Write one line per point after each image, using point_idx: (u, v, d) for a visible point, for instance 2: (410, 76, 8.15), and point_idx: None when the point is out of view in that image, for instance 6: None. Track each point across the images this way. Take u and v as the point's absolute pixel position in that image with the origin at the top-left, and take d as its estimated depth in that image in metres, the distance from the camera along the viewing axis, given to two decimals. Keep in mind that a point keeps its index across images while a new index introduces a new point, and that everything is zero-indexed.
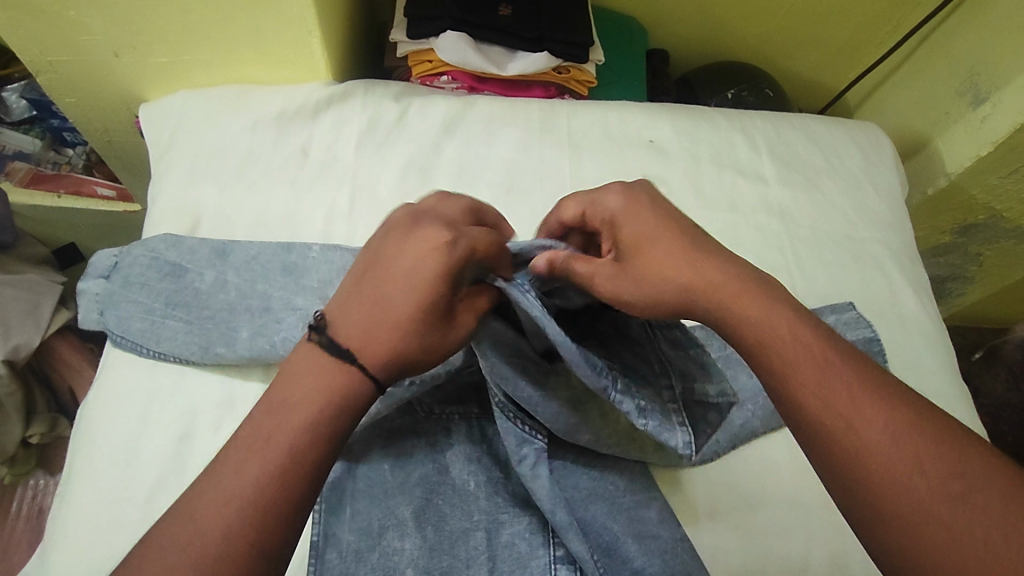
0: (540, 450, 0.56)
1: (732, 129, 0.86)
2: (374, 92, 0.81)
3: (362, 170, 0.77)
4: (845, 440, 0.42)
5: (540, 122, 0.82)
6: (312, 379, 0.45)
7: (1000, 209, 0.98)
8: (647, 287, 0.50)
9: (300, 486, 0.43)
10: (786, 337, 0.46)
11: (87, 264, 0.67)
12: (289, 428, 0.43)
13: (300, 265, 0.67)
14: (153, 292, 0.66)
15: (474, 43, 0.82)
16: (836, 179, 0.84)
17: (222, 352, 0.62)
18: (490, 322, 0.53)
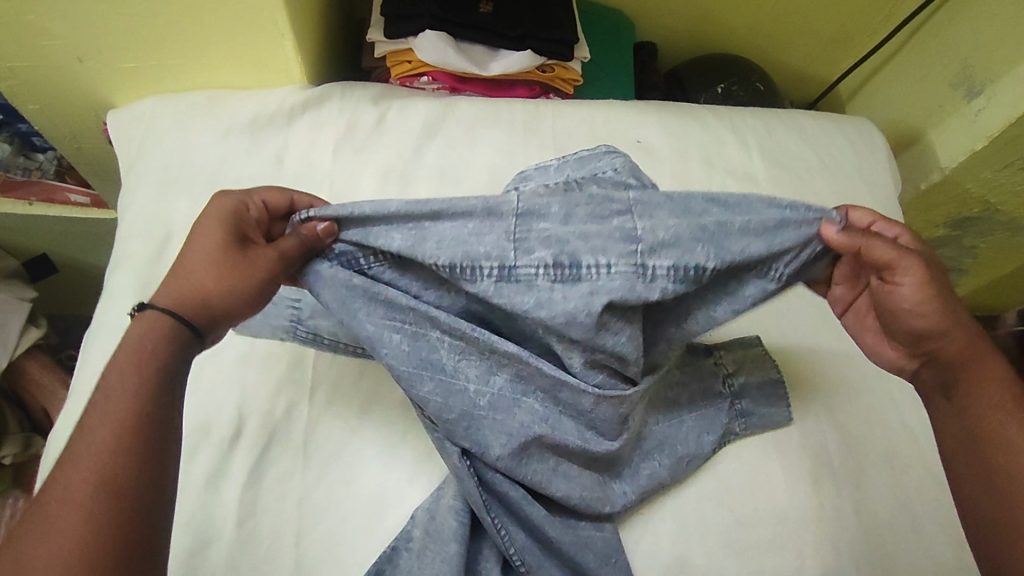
0: (445, 437, 0.54)
1: (722, 128, 0.83)
2: (351, 95, 0.78)
3: (339, 178, 0.74)
4: (995, 467, 0.50)
5: (524, 123, 0.79)
6: (140, 338, 0.44)
7: (994, 203, 0.96)
8: (941, 295, 0.51)
9: (152, 418, 0.42)
10: (990, 372, 0.53)
11: None
12: (119, 397, 0.42)
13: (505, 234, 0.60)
14: None
15: (453, 42, 0.79)
16: (828, 178, 0.82)
17: None
18: (322, 264, 0.51)
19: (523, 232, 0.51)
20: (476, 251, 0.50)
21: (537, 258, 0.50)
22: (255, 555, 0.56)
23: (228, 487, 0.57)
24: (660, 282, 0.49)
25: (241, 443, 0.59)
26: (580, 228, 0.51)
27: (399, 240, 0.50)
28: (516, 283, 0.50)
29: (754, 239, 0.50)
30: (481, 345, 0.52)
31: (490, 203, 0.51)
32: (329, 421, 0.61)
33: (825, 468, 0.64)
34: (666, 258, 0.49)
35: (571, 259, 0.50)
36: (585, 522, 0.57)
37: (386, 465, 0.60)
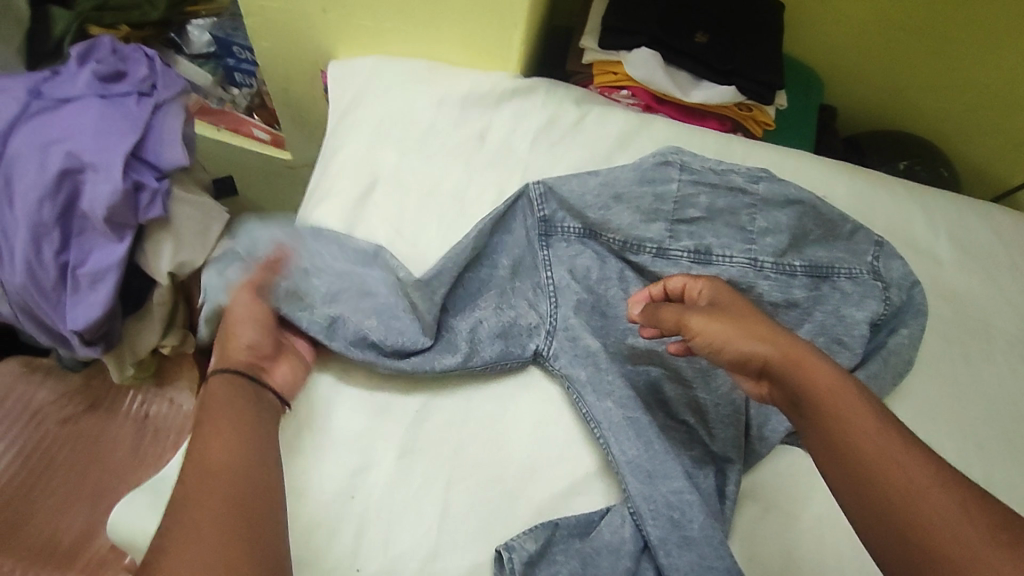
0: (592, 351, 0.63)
1: (911, 202, 0.81)
2: (556, 92, 0.82)
3: (533, 166, 0.77)
4: (861, 455, 0.46)
5: (715, 152, 0.81)
6: (223, 402, 0.49)
7: None
8: (734, 320, 0.54)
9: (256, 480, 0.45)
10: (781, 347, 0.52)
11: (544, 259, 0.68)
12: (248, 454, 0.46)
13: (688, 264, 0.69)
14: (569, 288, 0.66)
15: (664, 64, 0.82)
16: (1016, 277, 0.78)
17: (614, 318, 0.66)
18: (541, 215, 0.69)
19: (680, 220, 0.70)
20: (644, 234, 0.69)
21: (685, 245, 0.70)
22: (403, 491, 0.57)
23: (394, 416, 0.60)
24: (766, 271, 0.69)
25: (410, 382, 0.62)
26: (718, 220, 0.70)
27: (595, 212, 0.69)
28: (666, 259, 0.69)
29: (824, 251, 0.71)
30: (634, 283, 0.69)
31: (657, 190, 0.70)
32: (484, 385, 0.62)
33: None
34: (777, 257, 0.69)
35: (707, 248, 0.70)
36: (700, 519, 0.55)
37: (534, 442, 0.60)
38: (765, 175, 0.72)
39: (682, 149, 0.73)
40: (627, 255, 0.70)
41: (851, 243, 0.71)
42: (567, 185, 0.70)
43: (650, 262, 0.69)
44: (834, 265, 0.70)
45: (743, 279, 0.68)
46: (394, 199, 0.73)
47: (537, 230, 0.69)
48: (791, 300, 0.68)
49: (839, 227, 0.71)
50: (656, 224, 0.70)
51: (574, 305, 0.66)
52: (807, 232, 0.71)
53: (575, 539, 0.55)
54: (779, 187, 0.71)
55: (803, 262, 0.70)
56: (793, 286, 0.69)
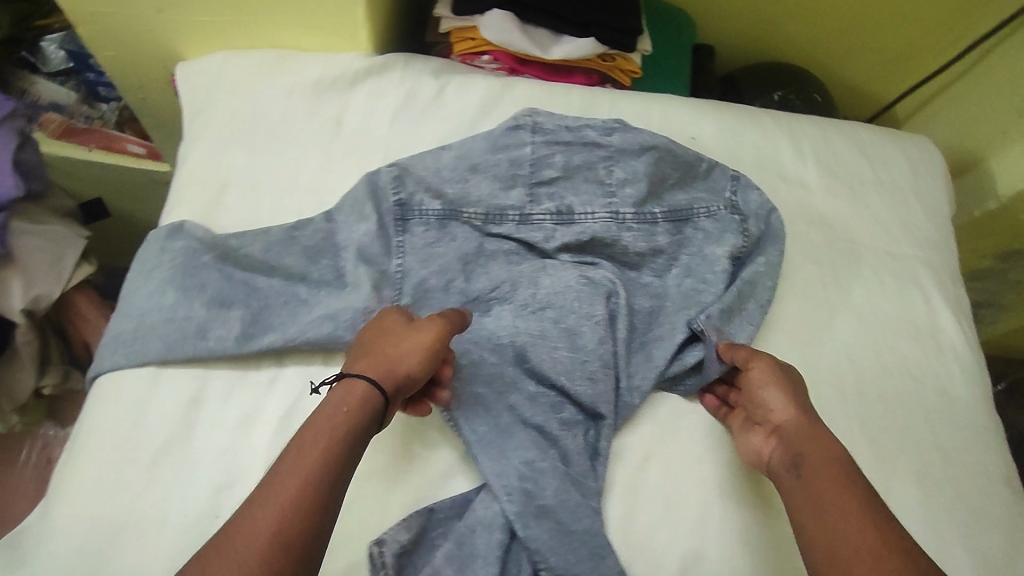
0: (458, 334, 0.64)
1: (778, 132, 0.82)
2: (413, 66, 0.79)
3: (396, 146, 0.75)
4: (829, 501, 0.50)
5: (581, 107, 0.80)
6: (337, 405, 0.50)
7: None
8: (777, 370, 0.60)
9: (318, 521, 0.45)
10: (794, 415, 0.57)
11: (405, 243, 0.67)
12: (328, 485, 0.46)
13: (549, 227, 0.69)
14: (433, 268, 0.67)
15: (520, 24, 0.80)
16: (881, 193, 0.80)
17: (478, 290, 0.67)
18: (398, 198, 0.68)
19: (538, 182, 0.70)
20: (504, 202, 0.69)
21: (546, 207, 0.70)
22: None
23: (260, 429, 0.59)
24: (628, 222, 0.70)
25: (276, 388, 0.61)
26: (576, 177, 0.71)
27: (452, 188, 0.69)
28: (530, 226, 0.69)
29: (681, 195, 0.72)
30: (498, 253, 0.69)
31: (510, 157, 0.70)
32: None
33: None
34: (637, 206, 0.70)
35: (569, 208, 0.70)
36: (553, 487, 0.56)
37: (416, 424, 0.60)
38: (619, 125, 0.72)
39: (535, 110, 0.73)
40: (489, 225, 0.69)
41: (707, 184, 0.73)
42: (421, 166, 0.70)
43: (512, 230, 0.69)
44: (690, 208, 0.71)
45: (607, 234, 0.69)
46: (249, 201, 0.70)
47: (396, 214, 0.68)
48: (655, 248, 0.69)
49: (693, 169, 0.72)
50: (514, 193, 0.70)
51: (435, 283, 0.66)
52: (665, 178, 0.71)
53: (451, 520, 0.56)
54: (633, 136, 0.71)
55: (662, 209, 0.71)
56: (655, 233, 0.70)
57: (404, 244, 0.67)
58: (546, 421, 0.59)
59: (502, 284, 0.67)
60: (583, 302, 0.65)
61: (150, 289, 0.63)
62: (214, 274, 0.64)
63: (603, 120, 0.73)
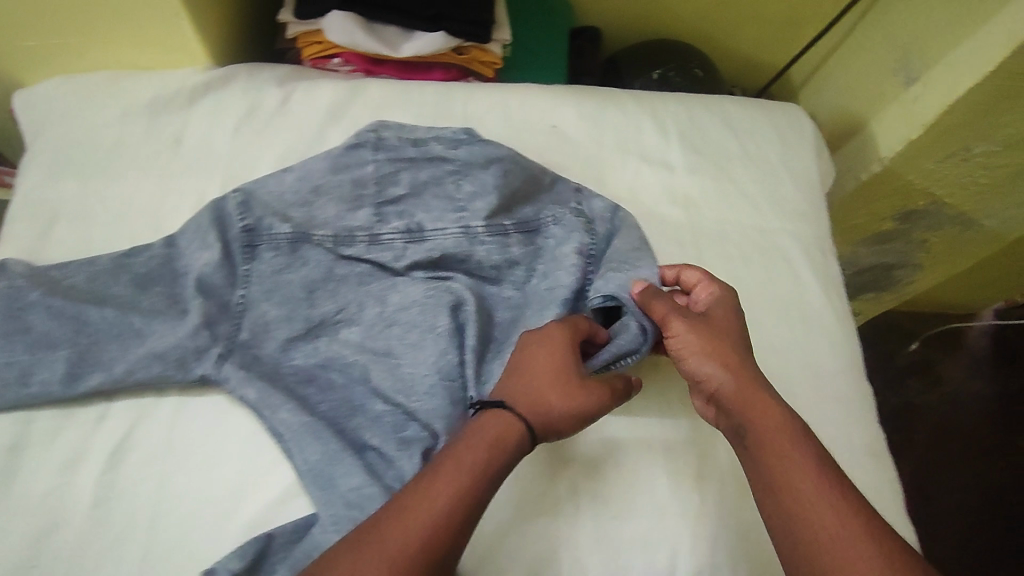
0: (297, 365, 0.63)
1: (641, 113, 0.80)
2: (255, 77, 0.76)
3: (238, 161, 0.72)
4: (784, 484, 0.50)
5: (434, 105, 0.78)
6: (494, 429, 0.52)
7: (940, 195, 0.99)
8: (696, 327, 0.58)
9: (443, 549, 0.45)
10: (728, 380, 0.56)
11: (249, 271, 0.64)
12: (462, 515, 0.47)
13: (400, 246, 0.66)
14: (276, 297, 0.64)
15: (363, 23, 0.77)
16: (749, 167, 0.79)
17: (321, 312, 0.64)
18: (241, 224, 0.65)
19: (385, 201, 0.67)
20: (352, 223, 0.66)
21: (395, 226, 0.67)
22: (101, 543, 0.55)
23: (85, 470, 0.58)
24: (481, 236, 0.67)
25: (103, 428, 0.59)
26: (425, 195, 0.67)
27: (296, 211, 0.66)
28: (380, 246, 0.66)
29: (534, 206, 0.70)
30: (349, 277, 0.66)
31: (353, 176, 0.66)
32: (192, 408, 0.61)
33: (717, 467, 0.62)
34: (491, 220, 0.67)
35: (419, 226, 0.67)
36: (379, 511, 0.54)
37: (251, 450, 0.60)
38: (466, 137, 0.69)
39: (382, 124, 0.69)
40: (337, 249, 0.66)
41: (555, 193, 0.72)
42: (266, 186, 0.67)
43: (361, 253, 0.66)
44: (541, 217, 0.70)
45: (458, 250, 0.66)
46: (81, 233, 0.68)
47: (241, 240, 0.65)
48: (509, 260, 0.67)
49: (541, 178, 0.71)
50: (361, 215, 0.66)
51: (277, 312, 0.64)
52: (517, 189, 0.69)
53: (288, 547, 0.55)
54: (480, 148, 0.68)
55: (516, 222, 0.69)
56: (509, 244, 0.68)
57: (249, 273, 0.64)
58: (383, 438, 0.58)
59: (349, 309, 0.65)
60: (432, 322, 0.61)
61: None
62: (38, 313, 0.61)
63: (450, 131, 0.69)
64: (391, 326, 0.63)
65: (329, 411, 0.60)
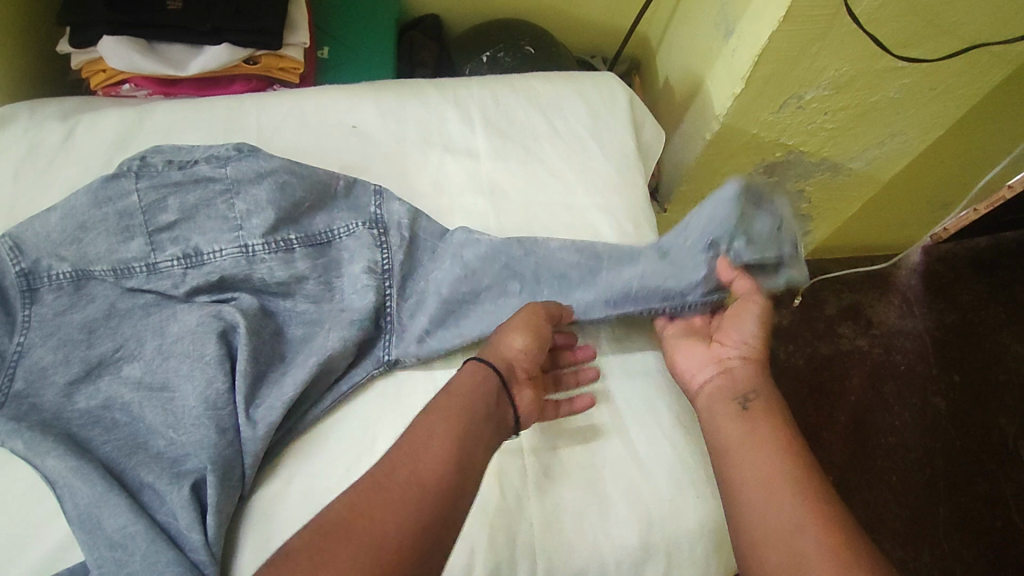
0: (82, 411, 0.59)
1: (443, 101, 0.78)
2: (39, 113, 0.75)
3: (21, 202, 0.71)
4: (747, 441, 0.56)
5: (224, 120, 0.76)
6: (477, 388, 0.55)
7: (792, 143, 0.96)
8: (745, 325, 0.63)
9: (456, 481, 0.49)
10: (747, 368, 0.62)
11: (28, 317, 0.63)
12: (465, 450, 0.51)
13: (179, 270, 0.64)
14: (52, 340, 0.61)
15: (140, 45, 0.75)
16: (557, 143, 0.77)
17: (102, 350, 0.62)
18: (14, 269, 0.63)
19: (157, 228, 0.64)
20: (126, 255, 0.64)
21: (171, 253, 0.64)
22: None
23: None
24: (260, 253, 0.64)
25: None
26: (198, 217, 0.65)
27: (67, 249, 0.64)
28: (159, 275, 0.64)
29: (323, 215, 0.68)
30: (131, 310, 0.63)
31: (119, 208, 0.64)
32: None
33: (516, 455, 0.59)
34: (270, 237, 0.64)
35: (195, 249, 0.64)
36: (144, 549, 0.52)
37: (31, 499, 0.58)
38: (235, 154, 0.66)
39: (153, 150, 0.67)
40: (120, 283, 0.64)
41: (352, 200, 0.69)
42: (34, 227, 0.64)
43: (143, 285, 0.64)
44: (330, 228, 0.67)
45: (237, 270, 0.64)
46: None
47: (20, 287, 0.63)
48: (294, 276, 0.65)
49: (330, 187, 0.68)
50: (135, 248, 0.64)
51: (53, 355, 0.61)
52: (298, 200, 0.66)
53: None
54: (249, 163, 0.65)
55: (300, 237, 0.66)
56: (294, 260, 0.65)
57: (27, 319, 0.62)
58: (156, 474, 0.56)
59: (133, 341, 0.62)
60: (208, 351, 0.59)
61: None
62: None
63: (225, 150, 0.67)
64: (171, 357, 0.60)
65: (104, 452, 0.57)
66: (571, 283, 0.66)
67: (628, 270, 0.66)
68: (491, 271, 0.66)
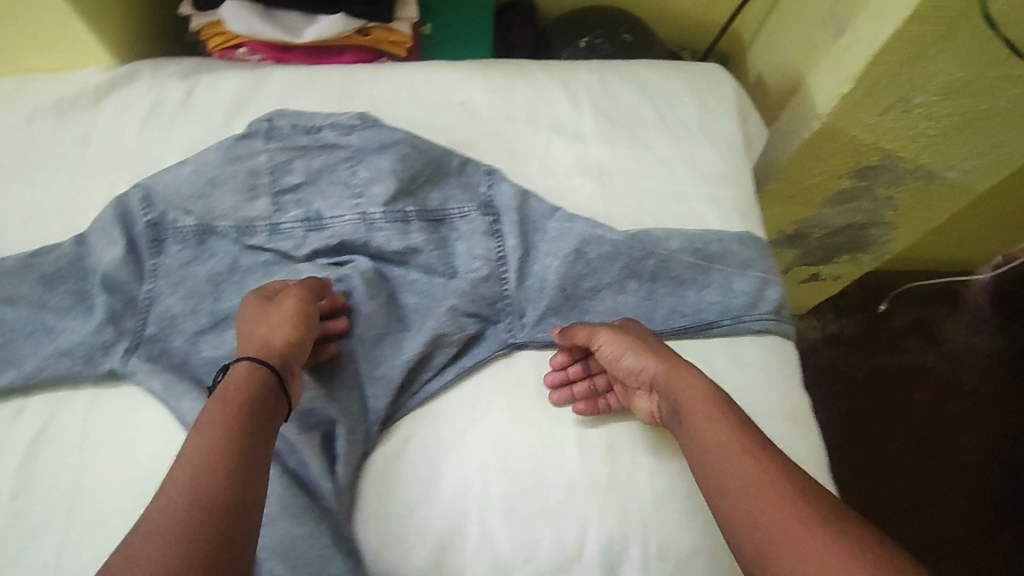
0: (207, 359, 0.62)
1: (552, 83, 0.78)
2: (160, 72, 0.77)
3: (145, 157, 0.73)
4: (713, 455, 0.52)
5: (338, 87, 0.77)
6: (237, 392, 0.50)
7: (890, 148, 0.94)
8: (631, 350, 0.59)
9: (231, 497, 0.45)
10: (657, 369, 0.57)
11: (158, 266, 0.65)
12: (239, 463, 0.47)
13: (299, 233, 0.66)
14: (179, 289, 0.64)
15: (261, 11, 0.77)
16: (664, 132, 0.76)
17: (227, 303, 0.64)
18: (148, 219, 0.66)
19: (282, 190, 0.66)
20: (251, 214, 0.66)
21: (294, 215, 0.66)
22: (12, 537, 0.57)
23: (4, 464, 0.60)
24: (379, 222, 0.66)
25: (20, 420, 0.61)
26: (321, 182, 0.66)
27: (195, 203, 0.66)
28: (281, 235, 0.66)
29: (438, 190, 0.69)
30: (254, 267, 0.65)
31: (249, 168, 0.66)
32: (104, 401, 0.61)
33: (624, 437, 0.61)
34: (390, 208, 0.66)
35: (317, 213, 0.66)
36: (279, 494, 0.54)
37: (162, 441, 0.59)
38: (360, 122, 0.68)
39: (280, 111, 0.68)
40: (240, 240, 0.66)
41: (463, 178, 0.70)
42: (166, 180, 0.67)
43: (265, 244, 0.66)
44: (446, 202, 0.68)
45: (356, 236, 0.65)
46: None
47: (148, 236, 0.66)
48: (411, 247, 0.66)
49: (444, 162, 0.69)
50: (259, 208, 0.66)
51: (182, 304, 0.64)
52: (417, 173, 0.67)
53: None
54: (375, 133, 0.67)
55: (418, 209, 0.67)
56: (412, 231, 0.66)
57: (154, 269, 0.65)
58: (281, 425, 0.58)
59: None
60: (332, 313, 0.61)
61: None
62: None
63: (348, 117, 0.69)
64: None
65: None
66: (686, 286, 0.67)
67: (737, 283, 0.68)
68: (611, 270, 0.67)
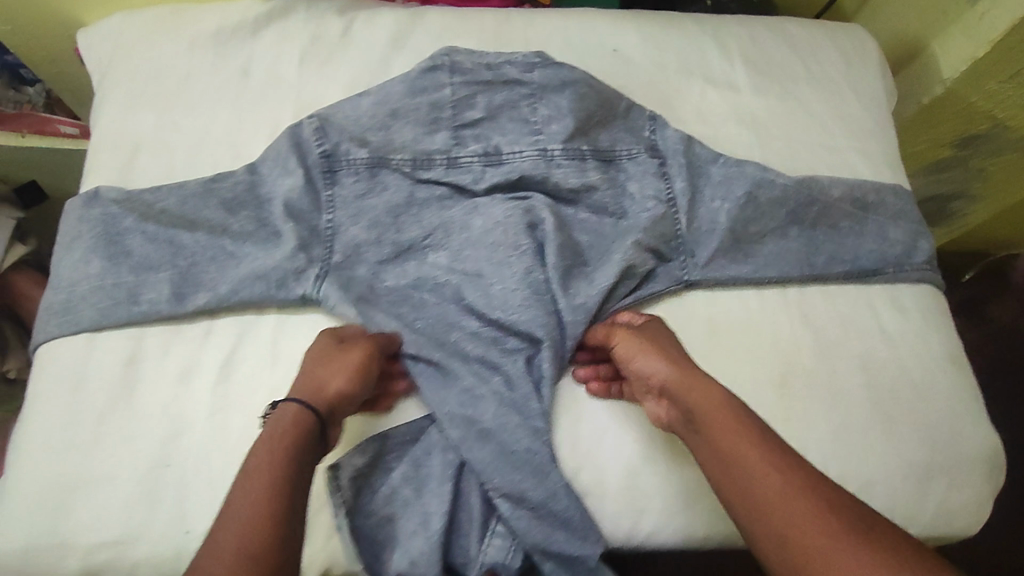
0: (393, 286, 0.63)
1: (703, 35, 0.79)
2: (316, 6, 0.76)
3: (307, 90, 0.73)
4: (730, 462, 0.51)
5: (495, 30, 0.77)
6: (277, 431, 0.52)
7: (1002, 118, 0.94)
8: (643, 349, 0.58)
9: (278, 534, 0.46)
10: (663, 373, 0.57)
11: (335, 194, 0.65)
12: (279, 499, 0.48)
13: (477, 168, 0.66)
14: (359, 218, 0.64)
15: None
16: (814, 87, 0.78)
17: (408, 234, 0.65)
18: (322, 149, 0.65)
19: (462, 124, 0.67)
20: (430, 146, 0.66)
21: (473, 149, 0.67)
22: (218, 452, 0.58)
23: (200, 381, 0.61)
24: (557, 159, 0.67)
25: (211, 341, 0.62)
26: (501, 118, 0.68)
27: (374, 134, 0.66)
28: (459, 168, 0.66)
29: (607, 131, 0.70)
30: (431, 200, 0.66)
31: (432, 100, 0.67)
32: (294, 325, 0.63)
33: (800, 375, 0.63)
34: (569, 146, 0.67)
35: (496, 148, 0.67)
36: (490, 412, 0.58)
37: None
38: (538, 61, 0.69)
39: (453, 48, 0.70)
40: (415, 173, 0.66)
41: (630, 122, 0.71)
42: (343, 110, 0.67)
43: (441, 177, 0.66)
44: (616, 143, 0.69)
45: (536, 172, 0.66)
46: (161, 161, 0.70)
47: (322, 167, 0.65)
48: (587, 185, 0.67)
49: (614, 104, 0.70)
50: (438, 141, 0.66)
51: (363, 233, 0.64)
52: (592, 113, 0.68)
53: (407, 445, 0.58)
54: (553, 72, 0.68)
55: (592, 149, 0.68)
56: (588, 170, 0.67)
57: (330, 199, 0.65)
58: (477, 352, 0.60)
59: (435, 230, 0.65)
60: (521, 244, 0.62)
61: (75, 260, 0.64)
62: (138, 236, 0.64)
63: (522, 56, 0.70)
64: (475, 246, 0.63)
65: (421, 326, 0.61)
66: (846, 233, 0.70)
67: (892, 232, 0.71)
68: (777, 215, 0.69)
